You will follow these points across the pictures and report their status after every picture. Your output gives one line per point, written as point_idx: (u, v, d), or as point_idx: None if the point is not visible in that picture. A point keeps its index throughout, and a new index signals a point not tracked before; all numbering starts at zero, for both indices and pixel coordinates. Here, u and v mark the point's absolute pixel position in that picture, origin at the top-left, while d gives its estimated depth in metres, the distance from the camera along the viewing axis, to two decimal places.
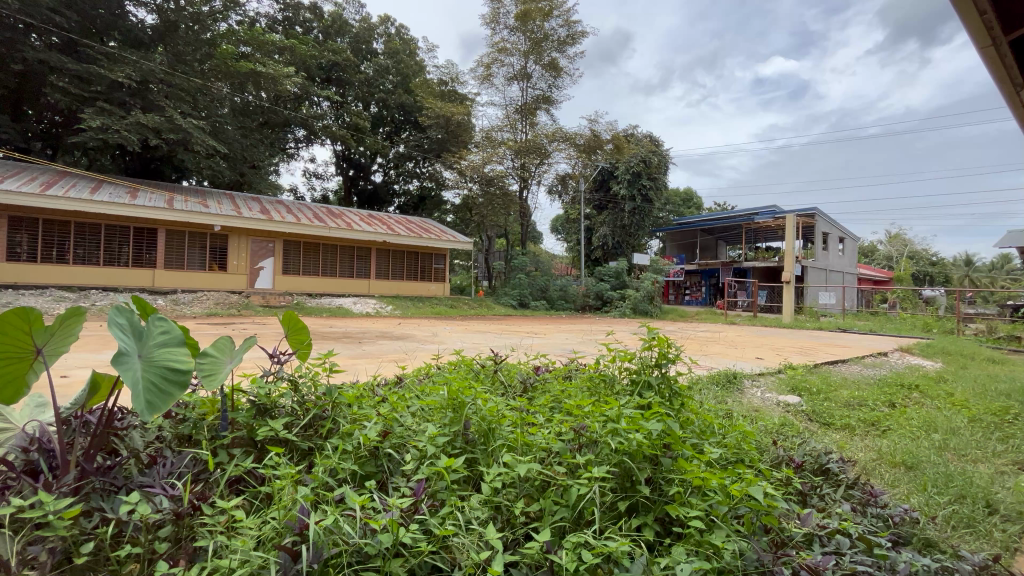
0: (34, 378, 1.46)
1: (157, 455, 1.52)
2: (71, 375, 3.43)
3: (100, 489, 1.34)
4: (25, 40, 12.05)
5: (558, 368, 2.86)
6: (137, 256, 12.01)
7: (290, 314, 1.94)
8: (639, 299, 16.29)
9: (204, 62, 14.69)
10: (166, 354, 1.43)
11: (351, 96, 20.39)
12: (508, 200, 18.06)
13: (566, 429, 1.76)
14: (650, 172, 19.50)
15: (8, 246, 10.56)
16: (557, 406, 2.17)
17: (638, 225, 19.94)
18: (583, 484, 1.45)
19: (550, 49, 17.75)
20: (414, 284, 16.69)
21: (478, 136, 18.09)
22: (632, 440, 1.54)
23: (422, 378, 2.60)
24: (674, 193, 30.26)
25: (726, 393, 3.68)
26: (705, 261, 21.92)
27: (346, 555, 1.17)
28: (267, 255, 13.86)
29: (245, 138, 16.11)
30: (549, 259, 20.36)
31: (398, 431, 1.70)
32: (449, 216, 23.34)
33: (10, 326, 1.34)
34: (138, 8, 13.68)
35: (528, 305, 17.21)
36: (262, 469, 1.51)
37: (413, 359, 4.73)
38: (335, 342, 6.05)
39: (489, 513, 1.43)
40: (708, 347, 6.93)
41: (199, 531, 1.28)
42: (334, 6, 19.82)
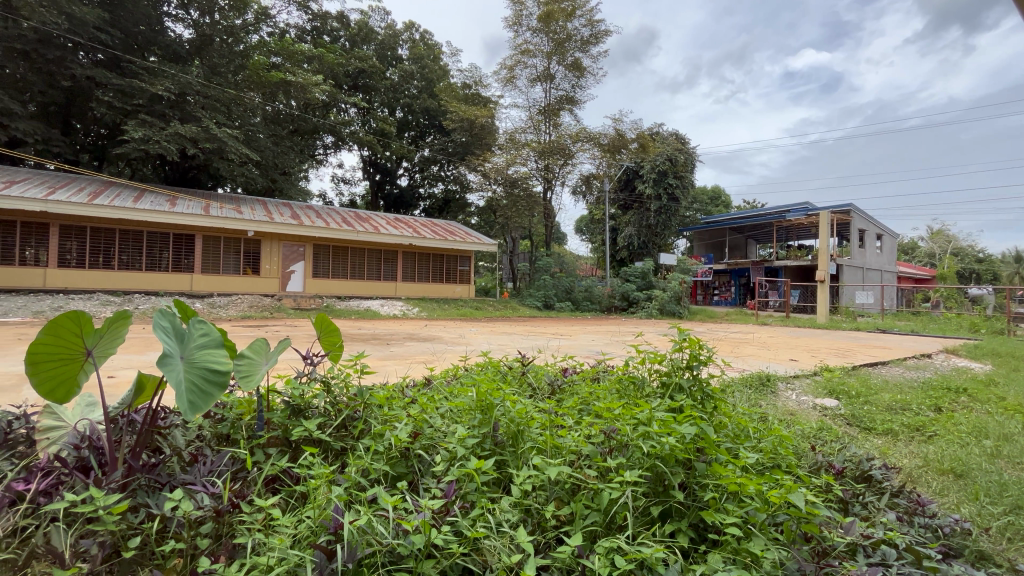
0: (85, 378, 1.52)
1: (198, 453, 1.58)
2: (118, 375, 3.62)
3: (146, 485, 1.39)
4: (74, 58, 12.74)
5: (586, 370, 2.84)
6: (176, 261, 12.52)
7: (322, 316, 1.98)
8: (666, 299, 16.03)
9: (238, 73, 15.27)
10: (206, 356, 1.47)
11: (377, 102, 20.83)
12: (532, 201, 18.05)
13: (596, 433, 1.73)
14: (676, 170, 19.19)
15: (59, 253, 11.16)
16: (586, 408, 2.15)
17: (664, 225, 19.62)
18: (615, 488, 1.42)
19: (573, 50, 17.70)
20: (439, 286, 16.84)
21: (502, 139, 18.17)
22: (664, 444, 1.51)
23: (449, 380, 2.61)
24: (701, 191, 29.70)
25: (760, 395, 3.57)
26: (734, 261, 21.43)
27: (380, 555, 1.18)
28: (298, 259, 14.25)
29: (277, 145, 16.59)
30: (574, 260, 20.27)
31: (428, 432, 1.70)
32: (474, 218, 23.49)
33: (61, 328, 1.41)
34: (176, 24, 14.35)
35: (553, 306, 17.18)
36: (297, 469, 1.54)
37: (441, 360, 4.78)
38: (363, 344, 6.18)
39: (519, 515, 1.42)
40: (740, 348, 6.75)
41: (238, 528, 1.31)
42: (360, 15, 20.25)
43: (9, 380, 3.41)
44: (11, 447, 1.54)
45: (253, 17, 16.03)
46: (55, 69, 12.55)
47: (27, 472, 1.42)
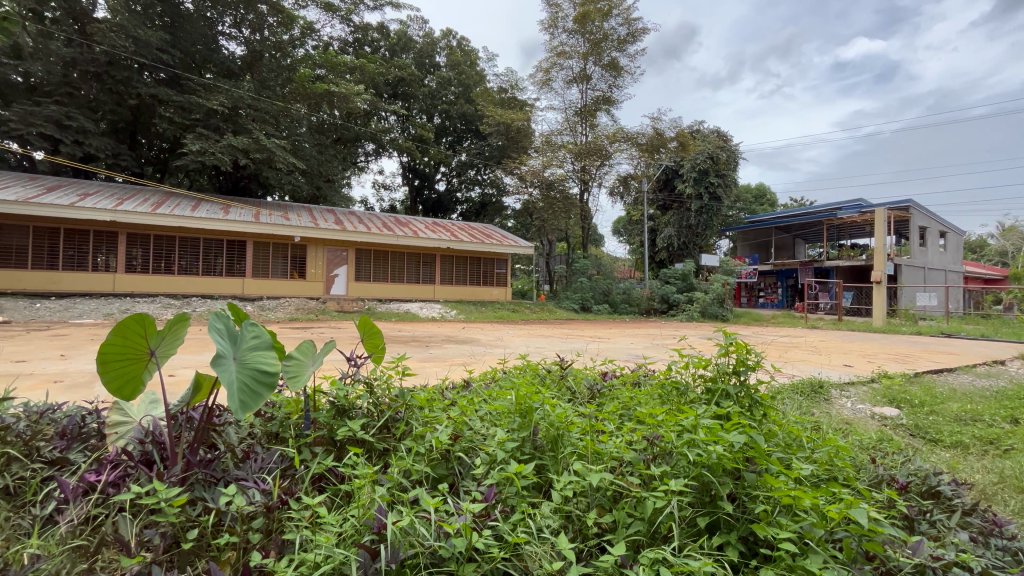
0: (148, 376, 1.62)
1: (250, 450, 1.64)
2: (178, 375, 3.83)
3: (203, 480, 1.45)
4: (139, 77, 13.69)
5: (626, 374, 2.78)
6: (229, 267, 13.20)
7: (366, 318, 2.02)
8: (708, 302, 15.54)
9: (285, 86, 15.98)
10: (257, 357, 1.53)
11: (416, 109, 21.31)
12: (569, 204, 17.95)
13: (638, 439, 1.68)
14: (719, 168, 18.58)
15: (126, 260, 12.00)
16: (627, 414, 2.10)
17: (706, 224, 18.94)
18: (660, 497, 1.37)
19: (609, 49, 17.50)
20: (476, 288, 16.98)
21: (538, 141, 18.12)
22: (712, 452, 1.45)
23: (489, 383, 2.61)
24: (745, 189, 28.66)
25: (812, 403, 3.39)
26: (781, 261, 20.52)
27: (422, 557, 1.19)
28: (341, 263, 14.72)
29: (321, 153, 17.23)
30: (612, 262, 19.99)
31: (468, 434, 1.71)
32: (510, 221, 23.59)
33: (128, 330, 1.50)
34: (230, 41, 15.17)
35: (590, 309, 17.00)
36: (342, 468, 1.58)
37: (480, 363, 4.81)
38: (403, 346, 6.31)
39: (560, 522, 1.40)
40: (789, 353, 6.44)
41: (287, 524, 1.35)
42: (399, 25, 20.76)
43: (82, 377, 3.67)
44: (84, 440, 1.65)
45: (300, 32, 16.74)
46: (122, 88, 13.55)
47: (99, 464, 1.53)
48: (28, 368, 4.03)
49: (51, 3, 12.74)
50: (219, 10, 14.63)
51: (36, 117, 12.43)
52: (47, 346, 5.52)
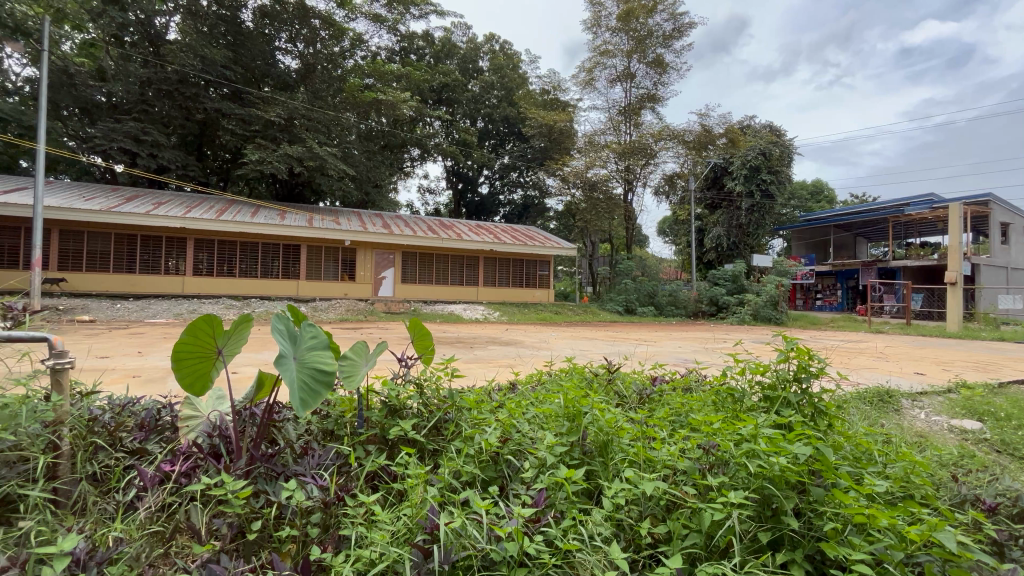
0: (216, 374, 1.71)
1: (307, 447, 1.70)
2: (241, 372, 4.08)
3: (265, 473, 1.52)
4: (205, 93, 14.66)
5: (678, 380, 2.70)
6: (285, 269, 13.88)
7: (416, 320, 2.05)
8: (761, 304, 14.82)
9: (336, 95, 16.65)
10: (315, 357, 1.58)
11: (460, 114, 21.73)
12: (612, 204, 17.65)
13: (693, 447, 1.62)
14: (771, 164, 17.61)
15: (194, 263, 12.87)
16: (679, 420, 2.04)
17: (758, 224, 18.02)
18: (718, 509, 1.31)
19: (654, 45, 17.05)
20: (519, 290, 17.02)
21: (581, 142, 17.96)
22: (774, 463, 1.37)
23: (535, 386, 2.58)
24: (800, 186, 27.26)
25: (880, 414, 3.15)
26: (841, 261, 19.33)
27: (475, 559, 1.19)
28: (388, 266, 15.15)
29: (370, 160, 17.82)
30: (657, 262, 19.52)
31: (516, 437, 1.70)
32: (553, 223, 23.60)
33: (199, 330, 1.60)
34: (286, 55, 15.98)
35: (635, 311, 16.62)
36: (394, 467, 1.61)
37: (525, 364, 4.83)
38: (450, 347, 6.42)
39: (612, 530, 1.37)
40: (852, 359, 6.05)
41: (343, 521, 1.38)
42: (443, 31, 21.18)
43: (157, 373, 3.96)
44: (160, 431, 1.77)
45: (350, 43, 17.40)
46: (190, 104, 14.55)
47: (173, 455, 1.62)
48: (113, 364, 4.42)
49: (130, 28, 13.91)
50: (276, 27, 15.45)
51: (118, 133, 13.57)
52: (129, 344, 6.03)
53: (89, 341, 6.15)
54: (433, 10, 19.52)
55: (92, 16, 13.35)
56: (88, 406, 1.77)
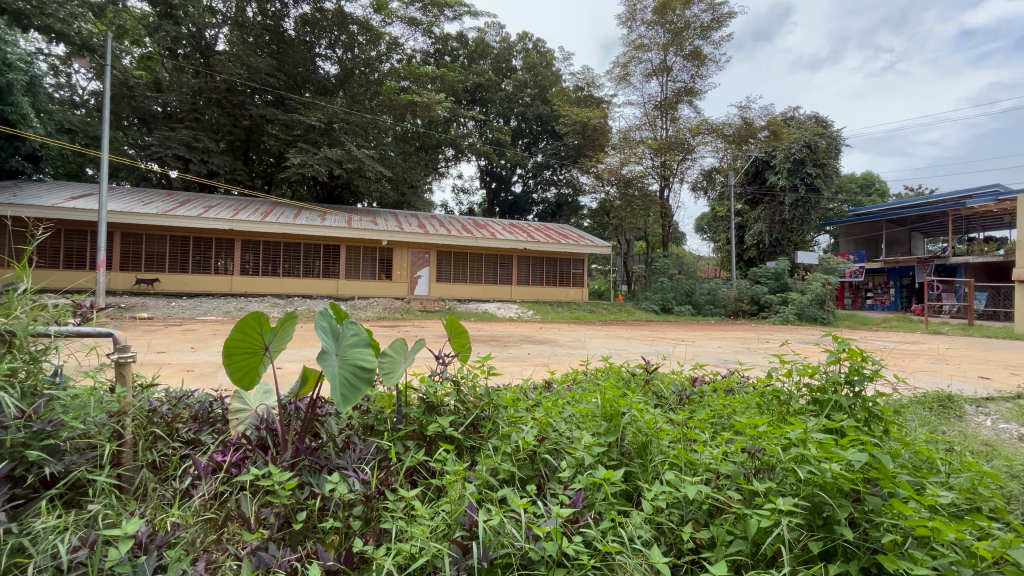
0: (263, 369, 1.77)
1: (349, 441, 1.74)
2: (285, 367, 4.25)
3: (309, 466, 1.56)
4: (251, 100, 15.31)
5: (720, 382, 2.62)
6: (325, 269, 14.33)
7: (452, 318, 2.06)
8: (806, 303, 14.17)
9: (373, 99, 17.02)
10: (357, 354, 1.62)
11: (493, 113, 21.86)
12: (648, 201, 17.28)
13: (737, 451, 1.57)
14: (817, 157, 16.78)
15: (241, 263, 13.47)
16: (722, 423, 1.98)
17: (802, 219, 17.25)
18: (766, 516, 1.25)
19: (692, 37, 16.62)
20: (553, 289, 16.91)
21: (615, 138, 17.65)
22: (826, 470, 1.30)
23: (569, 385, 2.56)
24: (849, 179, 25.93)
25: (941, 420, 2.94)
26: (894, 258, 18.28)
27: (513, 557, 1.20)
28: (423, 265, 15.39)
29: (406, 161, 18.13)
30: (695, 260, 18.98)
31: (553, 436, 1.69)
32: (587, 220, 23.39)
33: (248, 327, 1.66)
34: (326, 61, 16.46)
35: (671, 310, 16.24)
36: (432, 463, 1.64)
37: (560, 364, 4.80)
38: (484, 345, 6.46)
39: (652, 533, 1.34)
40: (910, 362, 5.68)
41: (384, 514, 1.41)
42: (477, 32, 21.37)
43: (209, 368, 4.18)
44: (212, 423, 1.85)
45: (386, 47, 17.72)
46: (237, 111, 15.23)
47: (224, 447, 1.70)
48: (168, 358, 4.69)
49: (183, 41, 14.70)
50: (317, 34, 15.91)
51: (172, 141, 14.34)
52: (183, 339, 6.37)
53: (148, 337, 6.54)
54: (467, 11, 19.71)
55: (149, 31, 14.19)
56: (148, 398, 1.86)
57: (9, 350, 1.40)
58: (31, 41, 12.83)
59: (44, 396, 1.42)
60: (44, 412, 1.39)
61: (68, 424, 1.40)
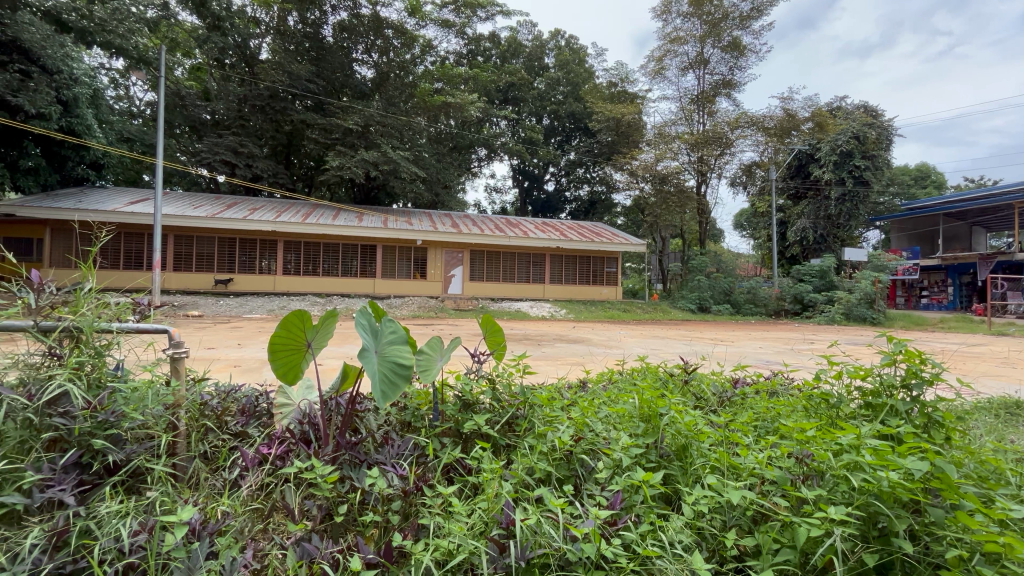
0: (306, 365, 1.83)
1: (387, 437, 1.77)
2: (326, 364, 4.39)
3: (350, 460, 1.60)
4: (292, 106, 15.86)
5: (762, 383, 2.52)
6: (362, 268, 14.70)
7: (487, 316, 2.06)
8: (854, 303, 13.48)
9: (408, 101, 17.28)
10: (395, 351, 1.65)
11: (526, 112, 21.85)
12: (685, 197, 16.78)
13: (783, 456, 1.50)
14: (866, 149, 15.94)
15: (283, 263, 13.99)
16: (766, 427, 1.91)
17: (850, 214, 16.41)
18: (816, 526, 1.19)
19: (730, 28, 16.12)
20: (586, 288, 16.72)
21: (650, 134, 17.27)
22: (882, 478, 1.23)
23: (605, 385, 2.52)
24: (902, 171, 24.53)
25: (1011, 427, 2.73)
26: (952, 254, 17.15)
27: (551, 557, 1.19)
28: (457, 264, 15.54)
29: (440, 161, 18.35)
30: (734, 258, 18.38)
31: (590, 436, 1.66)
32: (620, 218, 23.07)
33: (291, 324, 1.72)
34: (362, 66, 16.86)
35: (709, 309, 15.75)
36: (469, 461, 1.65)
37: (595, 363, 4.75)
38: (518, 344, 6.46)
39: (693, 538, 1.30)
40: (973, 366, 5.30)
41: (422, 510, 1.43)
42: (509, 31, 21.40)
43: (254, 364, 4.35)
44: (258, 417, 1.93)
45: (420, 50, 17.98)
46: (279, 117, 15.82)
47: (270, 439, 1.76)
48: (218, 354, 4.92)
49: (230, 51, 15.42)
50: (354, 40, 16.30)
51: (219, 147, 15.04)
52: (230, 336, 6.67)
53: (198, 334, 6.88)
54: (499, 11, 19.76)
55: (199, 43, 14.95)
56: (200, 392, 1.96)
57: (77, 345, 1.50)
58: (93, 56, 13.73)
59: (108, 389, 1.51)
60: (108, 403, 1.47)
61: (129, 415, 1.49)
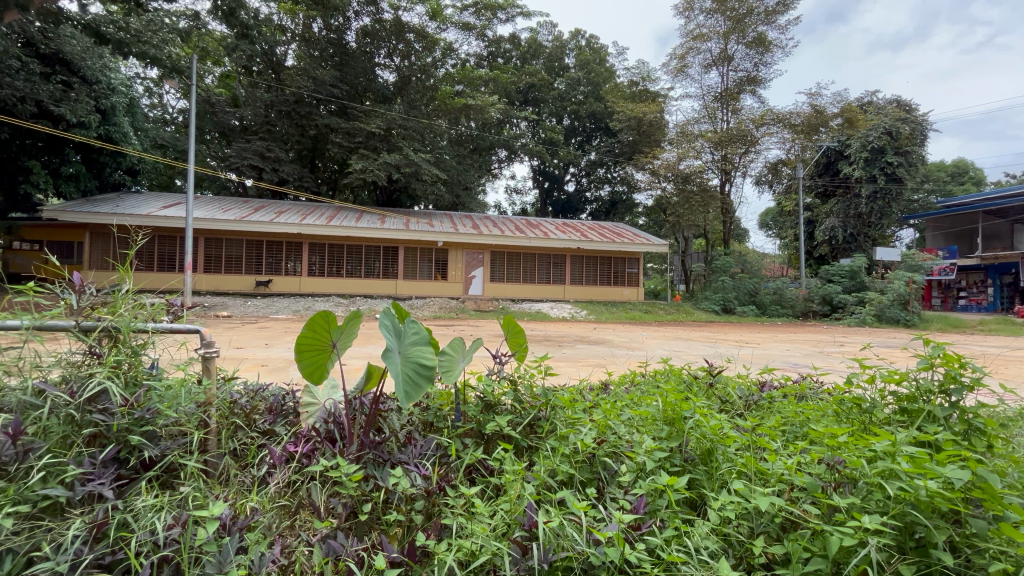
0: (331, 365, 1.86)
1: (410, 436, 1.78)
2: (350, 364, 4.46)
3: (373, 459, 1.62)
4: (317, 111, 16.19)
5: (791, 387, 2.46)
6: (385, 270, 14.90)
7: (509, 317, 2.06)
8: (886, 304, 13.03)
9: (429, 104, 17.46)
10: (418, 352, 1.66)
11: (546, 113, 21.85)
12: (708, 197, 16.45)
13: (814, 463, 1.45)
14: (899, 145, 15.40)
15: (308, 264, 14.29)
16: (795, 431, 1.86)
17: (882, 213, 15.89)
18: (850, 535, 1.15)
19: (755, 24, 15.79)
20: (608, 289, 16.59)
21: (672, 133, 17.03)
22: (919, 487, 1.18)
23: (628, 387, 2.49)
24: (937, 167, 23.66)
25: None
26: (991, 253, 16.39)
27: (575, 560, 1.18)
28: (478, 265, 15.60)
29: (460, 163, 18.47)
30: (759, 258, 17.97)
31: (612, 439, 1.65)
32: (642, 218, 22.83)
33: (317, 324, 1.75)
34: (384, 70, 17.10)
35: (734, 310, 15.41)
36: (491, 461, 1.66)
37: (617, 365, 4.72)
38: (540, 345, 6.47)
39: (720, 544, 1.28)
40: (1016, 370, 5.06)
41: (444, 510, 1.43)
42: (530, 32, 21.41)
43: (282, 363, 4.45)
44: (285, 416, 1.98)
45: (441, 53, 18.14)
46: (305, 121, 16.17)
47: (297, 437, 1.80)
48: (247, 354, 5.05)
49: (257, 59, 15.86)
50: (376, 44, 16.55)
51: (247, 152, 15.46)
52: (257, 336, 6.84)
53: (227, 334, 7.07)
54: (520, 12, 19.79)
55: (228, 51, 15.41)
56: (230, 390, 2.01)
57: (115, 344, 1.56)
58: (129, 66, 14.28)
59: (143, 386, 1.57)
60: (144, 400, 1.52)
61: (163, 412, 1.54)
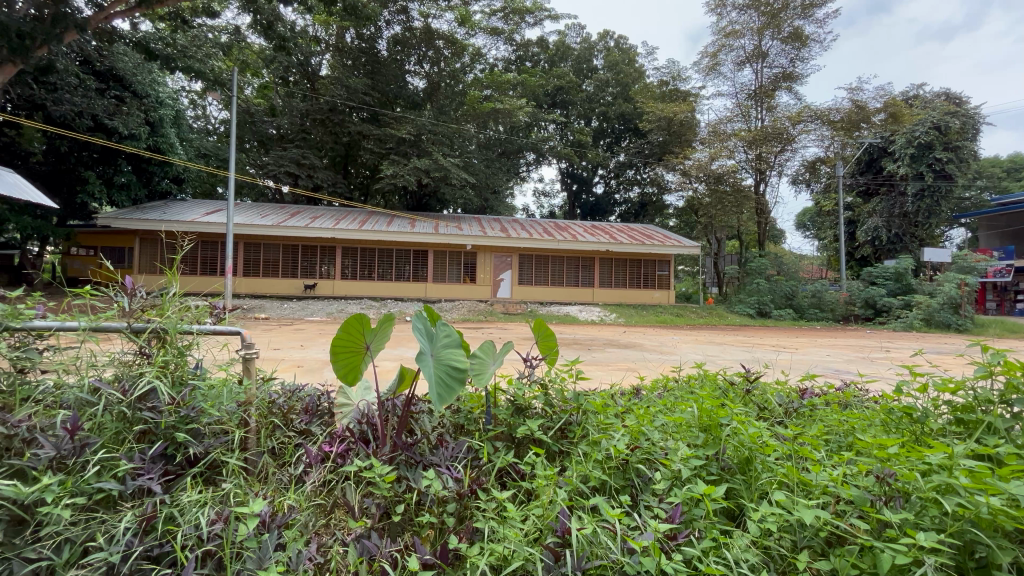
0: (365, 366, 1.89)
1: (441, 438, 1.79)
2: (382, 365, 4.55)
3: (405, 461, 1.64)
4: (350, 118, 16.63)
5: (833, 395, 2.36)
6: (415, 273, 15.12)
7: (539, 321, 2.05)
8: (936, 307, 12.33)
9: (458, 109, 17.67)
10: (450, 354, 1.67)
11: (574, 115, 21.77)
12: (741, 197, 16.00)
13: (862, 475, 1.38)
14: (948, 140, 14.58)
15: (341, 268, 14.66)
16: (839, 441, 1.77)
17: (930, 211, 15.09)
18: (903, 552, 1.08)
19: (791, 18, 15.24)
20: (638, 292, 16.33)
21: (704, 132, 16.64)
22: (980, 505, 1.11)
23: (661, 393, 2.43)
24: (991, 163, 22.31)
25: None
26: None
27: (609, 568, 1.16)
28: (506, 268, 15.63)
29: (489, 167, 18.62)
30: (796, 259, 17.33)
31: (646, 445, 1.61)
32: (672, 220, 22.33)
33: (351, 327, 1.79)
34: (414, 77, 17.41)
35: (769, 314, 14.93)
36: (523, 466, 1.64)
37: (648, 369, 4.64)
38: (569, 349, 6.42)
39: (761, 557, 1.23)
40: None
41: (476, 513, 1.43)
42: (558, 35, 21.41)
43: (316, 364, 4.58)
44: (321, 416, 2.02)
45: (469, 58, 18.32)
46: (338, 129, 16.64)
47: (331, 437, 1.84)
48: (284, 355, 5.22)
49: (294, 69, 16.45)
50: (407, 52, 16.89)
51: (284, 160, 16.03)
52: (293, 338, 7.05)
53: (265, 336, 7.30)
54: (548, 15, 19.79)
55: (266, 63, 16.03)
56: (269, 390, 2.07)
57: (163, 345, 1.64)
58: (175, 80, 15.04)
59: (188, 385, 1.63)
60: (189, 399, 1.59)
61: (206, 411, 1.60)
